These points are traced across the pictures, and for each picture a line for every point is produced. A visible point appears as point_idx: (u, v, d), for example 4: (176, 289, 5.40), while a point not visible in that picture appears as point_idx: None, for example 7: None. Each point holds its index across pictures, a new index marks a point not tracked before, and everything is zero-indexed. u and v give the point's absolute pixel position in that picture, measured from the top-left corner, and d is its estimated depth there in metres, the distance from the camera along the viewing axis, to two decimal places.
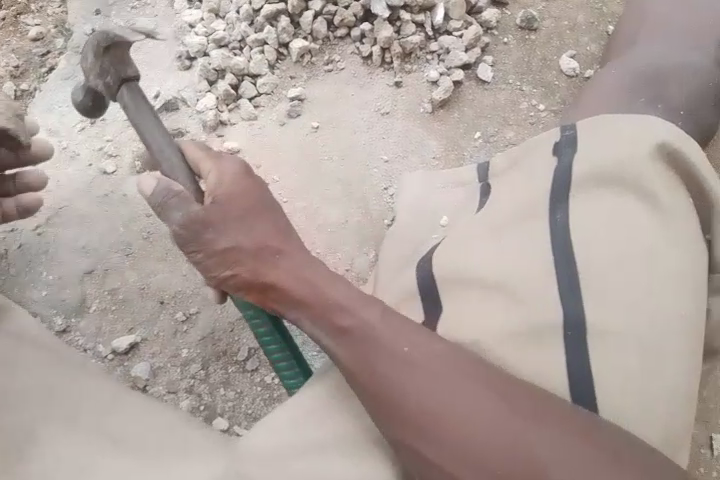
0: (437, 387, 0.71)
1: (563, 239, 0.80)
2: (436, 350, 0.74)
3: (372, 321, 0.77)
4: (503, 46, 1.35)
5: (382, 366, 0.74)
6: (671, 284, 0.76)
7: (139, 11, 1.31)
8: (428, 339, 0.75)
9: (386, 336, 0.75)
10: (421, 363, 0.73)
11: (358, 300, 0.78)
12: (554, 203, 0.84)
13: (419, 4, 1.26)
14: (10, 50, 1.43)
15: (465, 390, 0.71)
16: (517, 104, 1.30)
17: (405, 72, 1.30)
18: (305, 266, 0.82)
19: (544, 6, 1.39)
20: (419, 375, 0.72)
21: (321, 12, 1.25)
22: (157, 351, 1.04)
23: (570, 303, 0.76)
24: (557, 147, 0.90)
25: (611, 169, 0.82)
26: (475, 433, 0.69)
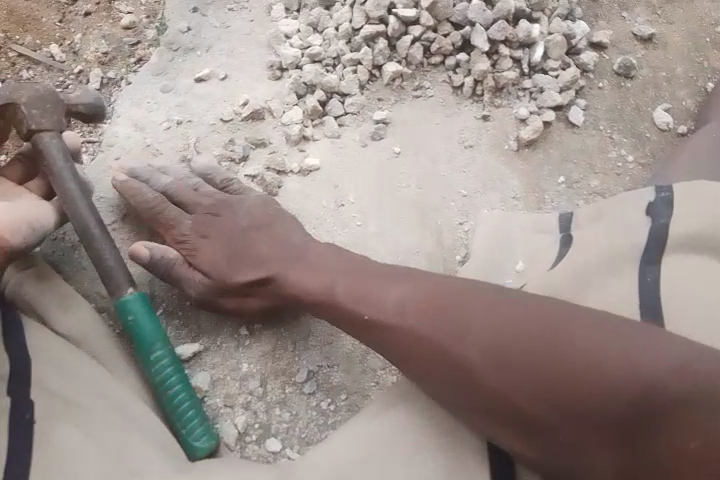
0: (424, 321, 0.88)
1: (650, 295, 0.88)
2: (407, 288, 0.92)
3: (355, 274, 0.97)
4: (597, 90, 1.31)
5: (378, 313, 0.92)
6: None
7: (236, 13, 1.32)
8: (397, 281, 0.94)
9: (372, 287, 0.95)
10: (404, 303, 0.91)
11: (327, 266, 0.99)
12: (643, 261, 0.92)
13: (519, 40, 1.25)
14: (102, 37, 1.46)
15: (441, 315, 0.87)
16: (605, 151, 1.26)
17: (494, 106, 1.27)
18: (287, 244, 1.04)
19: (643, 55, 1.37)
20: (405, 312, 0.90)
21: (419, 38, 1.24)
22: (218, 362, 1.04)
23: None
24: (650, 205, 0.98)
25: (705, 234, 0.90)
26: (468, 352, 0.85)
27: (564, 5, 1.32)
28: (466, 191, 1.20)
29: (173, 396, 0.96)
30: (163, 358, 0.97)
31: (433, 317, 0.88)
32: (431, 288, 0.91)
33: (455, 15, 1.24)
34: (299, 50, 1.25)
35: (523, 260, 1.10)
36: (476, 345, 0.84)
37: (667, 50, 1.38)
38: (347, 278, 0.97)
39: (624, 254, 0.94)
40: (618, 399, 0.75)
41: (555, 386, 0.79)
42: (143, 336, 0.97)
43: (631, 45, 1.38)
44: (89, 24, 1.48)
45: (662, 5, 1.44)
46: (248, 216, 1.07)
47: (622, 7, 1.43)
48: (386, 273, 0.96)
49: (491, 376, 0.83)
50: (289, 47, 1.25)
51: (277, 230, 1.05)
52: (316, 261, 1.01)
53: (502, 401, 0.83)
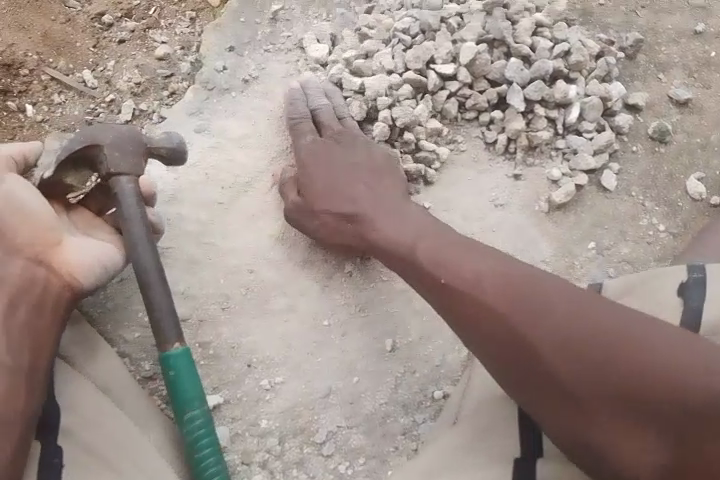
0: (502, 291, 0.87)
1: None
2: (489, 262, 0.91)
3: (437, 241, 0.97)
4: (631, 154, 1.30)
5: (450, 278, 0.91)
6: None
7: (272, 54, 1.33)
8: (480, 254, 0.92)
9: (453, 254, 0.93)
10: (481, 272, 0.89)
11: (416, 227, 1.01)
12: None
13: (555, 100, 1.23)
14: (135, 65, 1.45)
15: (522, 289, 0.86)
16: (637, 218, 1.25)
17: (526, 164, 1.26)
18: (385, 197, 1.08)
19: (679, 119, 1.36)
20: (484, 282, 0.88)
21: (455, 93, 1.24)
22: (238, 416, 1.04)
23: None
24: (682, 288, 0.98)
25: None
26: (539, 327, 0.83)
27: (602, 65, 1.29)
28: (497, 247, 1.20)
29: (204, 461, 0.93)
30: (196, 419, 0.94)
31: (512, 290, 0.86)
32: (514, 267, 0.89)
33: (493, 72, 1.23)
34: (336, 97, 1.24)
35: None
36: (551, 321, 0.83)
37: (702, 116, 1.37)
38: (428, 240, 0.97)
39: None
40: (673, 401, 0.76)
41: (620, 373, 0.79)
42: (181, 394, 0.94)
43: (667, 108, 1.37)
44: (123, 51, 1.48)
45: (699, 69, 1.43)
46: (356, 168, 1.12)
47: (659, 68, 1.42)
48: (468, 245, 0.94)
49: (554, 353, 0.82)
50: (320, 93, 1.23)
51: (377, 188, 1.09)
52: (401, 224, 1.02)
53: (556, 380, 0.82)
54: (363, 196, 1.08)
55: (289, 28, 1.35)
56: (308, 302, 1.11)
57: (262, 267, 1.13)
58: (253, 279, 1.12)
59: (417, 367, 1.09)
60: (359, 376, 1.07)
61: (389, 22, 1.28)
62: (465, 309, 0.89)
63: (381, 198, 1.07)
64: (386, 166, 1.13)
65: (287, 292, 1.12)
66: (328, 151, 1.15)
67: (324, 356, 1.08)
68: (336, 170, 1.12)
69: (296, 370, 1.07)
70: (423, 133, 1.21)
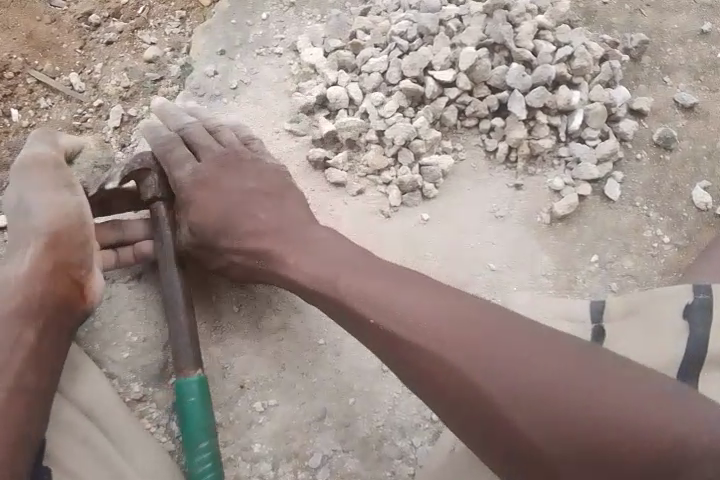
0: (455, 341, 0.77)
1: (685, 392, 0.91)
2: (440, 305, 0.81)
3: (371, 277, 0.87)
4: (635, 163, 1.26)
5: (403, 324, 0.81)
6: None
7: (264, 58, 1.28)
8: (429, 296, 0.82)
9: (399, 296, 0.83)
10: (431, 318, 0.80)
11: (347, 255, 0.93)
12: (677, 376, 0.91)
13: (558, 108, 1.19)
14: (123, 68, 1.41)
15: (478, 338, 0.76)
16: (641, 230, 1.21)
17: (527, 174, 1.22)
18: (303, 225, 0.99)
19: (684, 124, 1.32)
20: (437, 330, 0.78)
21: (454, 100, 1.20)
22: (230, 440, 1.01)
23: None
24: (687, 310, 0.95)
25: None
26: (484, 374, 0.74)
27: (606, 70, 1.25)
28: (494, 265, 1.16)
29: None
30: (205, 452, 0.94)
31: (469, 341, 0.76)
32: (466, 310, 0.79)
33: (493, 78, 1.18)
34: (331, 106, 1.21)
35: None
36: (514, 378, 0.73)
37: (708, 121, 1.33)
38: (357, 273, 0.89)
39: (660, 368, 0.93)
40: (648, 459, 0.67)
41: (590, 435, 0.69)
42: (195, 425, 0.94)
43: (672, 113, 1.33)
44: (111, 53, 1.43)
45: (705, 72, 1.39)
46: (250, 193, 1.01)
47: (665, 71, 1.37)
48: (412, 284, 0.84)
49: (521, 415, 0.72)
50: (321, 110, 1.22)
51: (279, 214, 1.00)
52: (317, 257, 0.94)
53: (528, 445, 0.72)
54: (268, 227, 0.99)
55: (282, 30, 1.31)
56: (301, 320, 1.08)
57: (254, 283, 1.09)
58: (246, 296, 1.09)
59: None
60: (355, 397, 1.04)
61: (386, 25, 1.24)
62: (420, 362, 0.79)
63: (286, 228, 0.99)
64: (282, 183, 1.04)
65: (280, 310, 1.08)
66: (219, 178, 1.01)
67: (318, 376, 1.05)
68: (237, 188, 1.01)
69: (289, 392, 1.04)
70: (421, 145, 1.17)
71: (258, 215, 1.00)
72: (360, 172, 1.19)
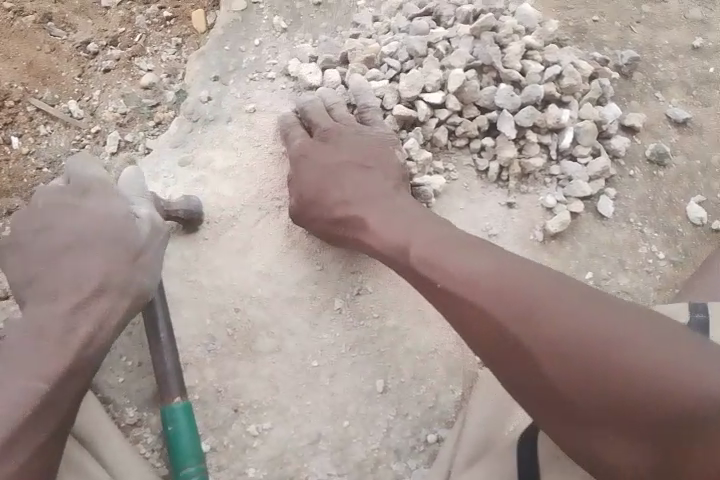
0: (501, 291, 0.82)
1: None
2: (494, 262, 0.86)
3: (427, 239, 0.92)
4: (628, 179, 1.26)
5: (451, 278, 0.87)
6: None
7: (256, 82, 1.29)
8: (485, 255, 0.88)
9: (450, 252, 0.89)
10: (481, 270, 0.85)
11: (413, 221, 0.97)
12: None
13: (548, 126, 1.19)
14: (120, 95, 1.43)
15: (524, 291, 0.82)
16: (635, 246, 1.21)
17: (520, 192, 1.22)
18: (381, 190, 1.05)
19: (677, 140, 1.32)
20: (487, 283, 0.84)
21: (445, 121, 1.20)
22: (224, 464, 1.01)
23: None
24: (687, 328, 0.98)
25: None
26: (534, 332, 0.80)
27: (596, 87, 1.25)
28: None
29: None
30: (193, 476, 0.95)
31: (514, 292, 0.82)
32: (517, 267, 0.84)
33: (482, 99, 1.19)
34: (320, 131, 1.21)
35: None
36: (552, 327, 0.79)
37: (702, 136, 1.33)
38: (418, 235, 0.94)
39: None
40: (676, 419, 0.73)
41: (612, 381, 0.76)
42: (181, 451, 0.95)
43: (666, 129, 1.33)
44: (108, 80, 1.45)
45: (697, 87, 1.39)
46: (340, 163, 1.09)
47: (657, 86, 1.37)
48: (468, 243, 0.90)
49: (553, 357, 0.79)
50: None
51: (361, 181, 1.06)
52: (386, 220, 0.99)
53: (560, 391, 0.79)
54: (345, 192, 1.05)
55: (275, 55, 1.33)
56: (295, 342, 1.08)
57: (248, 306, 1.10)
58: (240, 318, 1.09)
59: (409, 409, 1.06)
60: (350, 420, 1.04)
61: (376, 48, 1.24)
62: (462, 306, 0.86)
63: (365, 193, 1.04)
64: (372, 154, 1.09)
65: (274, 333, 1.08)
66: (308, 153, 1.11)
67: (313, 399, 1.05)
68: (328, 160, 1.10)
69: (283, 415, 1.04)
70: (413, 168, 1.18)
71: (341, 182, 1.07)
72: None
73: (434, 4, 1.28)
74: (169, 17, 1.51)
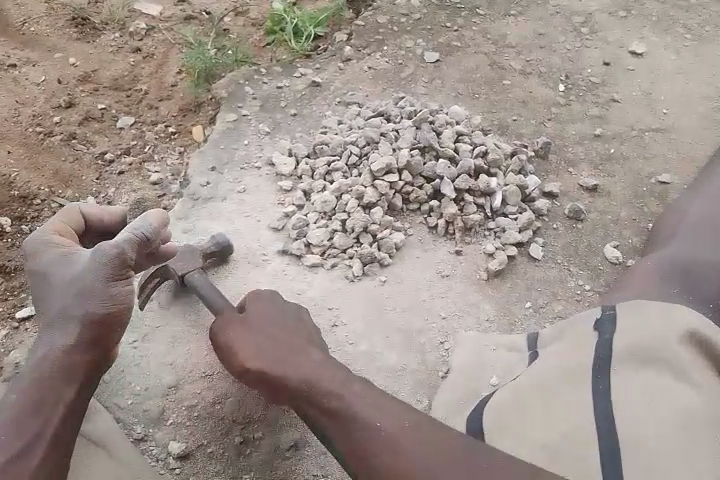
0: (395, 438, 0.90)
1: (605, 363, 1.00)
2: (420, 438, 0.90)
3: (318, 377, 1.01)
4: (552, 230, 1.55)
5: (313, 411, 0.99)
6: (675, 411, 0.91)
7: (247, 170, 1.60)
8: (383, 403, 0.96)
9: (346, 390, 0.98)
10: (353, 404, 0.96)
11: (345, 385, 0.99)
12: (596, 367, 1.00)
13: (480, 189, 1.49)
14: (133, 190, 1.72)
15: (428, 466, 0.87)
16: (565, 281, 1.47)
17: (465, 243, 1.49)
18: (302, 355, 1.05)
19: (590, 201, 1.63)
20: (400, 438, 0.90)
21: (399, 190, 1.49)
22: (221, 470, 1.15)
23: (601, 411, 0.93)
24: (597, 322, 1.08)
25: (645, 330, 1.01)
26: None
27: (515, 162, 1.59)
28: (445, 312, 1.39)
29: None
30: None
31: (416, 466, 0.88)
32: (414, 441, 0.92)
33: (426, 171, 1.50)
34: (295, 205, 1.50)
35: (497, 375, 1.25)
36: (406, 463, 0.88)
37: (610, 197, 1.64)
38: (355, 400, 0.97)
39: (581, 366, 1.01)
40: None
41: None
42: None
43: (580, 194, 1.64)
44: (122, 180, 1.74)
45: (602, 162, 1.73)
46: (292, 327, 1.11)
47: (569, 164, 1.71)
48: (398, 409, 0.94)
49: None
50: (290, 207, 1.49)
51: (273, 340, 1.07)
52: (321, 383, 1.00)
53: None
54: (246, 347, 1.06)
55: (261, 151, 1.66)
56: None
57: None
58: None
59: None
60: None
61: (340, 140, 1.57)
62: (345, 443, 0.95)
63: (271, 344, 1.06)
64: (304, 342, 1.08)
65: None
66: (271, 299, 1.15)
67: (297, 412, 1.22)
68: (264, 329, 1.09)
69: (272, 426, 1.19)
70: (377, 228, 1.44)
71: (261, 334, 1.08)
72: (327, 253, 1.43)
73: (384, 108, 1.65)
74: (174, 132, 1.84)
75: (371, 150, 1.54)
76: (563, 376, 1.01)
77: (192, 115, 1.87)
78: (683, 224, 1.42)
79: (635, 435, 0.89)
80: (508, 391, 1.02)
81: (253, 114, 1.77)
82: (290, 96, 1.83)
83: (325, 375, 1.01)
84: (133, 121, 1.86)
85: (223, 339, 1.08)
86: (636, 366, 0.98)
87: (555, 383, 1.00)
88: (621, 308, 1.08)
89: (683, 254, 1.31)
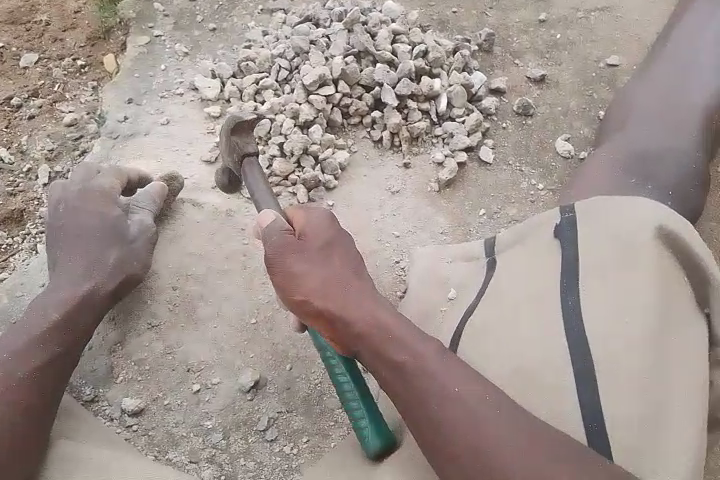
0: (474, 412, 0.83)
1: (571, 274, 0.99)
2: (501, 415, 0.82)
3: (392, 333, 0.89)
4: (502, 131, 1.48)
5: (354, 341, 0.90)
6: (643, 314, 0.91)
7: (168, 99, 1.47)
8: (462, 371, 0.86)
9: (422, 354, 0.88)
10: (431, 366, 0.87)
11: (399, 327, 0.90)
12: (562, 279, 0.99)
13: (424, 94, 1.40)
14: (47, 135, 1.54)
15: (505, 441, 0.80)
16: (517, 183, 1.42)
17: (413, 154, 1.41)
18: (358, 292, 0.92)
19: (539, 94, 1.54)
20: (479, 411, 0.83)
21: (338, 104, 1.39)
22: (181, 420, 1.10)
23: (571, 320, 0.93)
24: (557, 230, 1.06)
25: (613, 237, 0.99)
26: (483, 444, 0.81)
27: (458, 59, 1.47)
28: (397, 230, 1.33)
29: None
30: None
31: (483, 434, 0.82)
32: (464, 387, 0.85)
33: (364, 78, 1.39)
34: None
35: (454, 287, 1.16)
36: (467, 425, 0.82)
37: (559, 88, 1.56)
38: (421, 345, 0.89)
39: (548, 280, 1.00)
40: None
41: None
42: None
43: (527, 87, 1.55)
44: (33, 125, 1.56)
45: (548, 51, 1.63)
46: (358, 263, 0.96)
47: (515, 56, 1.60)
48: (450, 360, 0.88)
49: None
50: None
51: (314, 264, 0.93)
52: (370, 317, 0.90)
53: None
54: (311, 285, 0.91)
55: (181, 76, 1.51)
56: (230, 305, 1.20)
57: (185, 284, 1.22)
58: (178, 295, 1.21)
59: None
60: (292, 363, 1.16)
61: (266, 54, 1.43)
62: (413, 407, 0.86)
63: (337, 288, 0.92)
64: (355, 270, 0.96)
65: (211, 301, 1.21)
66: (340, 230, 0.97)
67: (255, 351, 1.17)
68: (310, 258, 0.93)
69: (230, 369, 1.15)
70: (318, 149, 1.34)
71: (326, 275, 0.92)
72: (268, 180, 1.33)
73: (311, 12, 1.50)
74: (84, 65, 1.65)
75: (302, 62, 1.41)
76: (531, 291, 1.00)
77: (100, 43, 1.67)
78: (635, 106, 1.36)
79: (604, 347, 0.89)
80: (480, 322, 1.01)
81: (167, 34, 1.60)
82: (206, 9, 1.65)
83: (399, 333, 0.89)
84: (38, 58, 1.65)
85: (277, 267, 0.92)
86: (601, 279, 0.96)
87: (523, 298, 1.00)
88: (580, 211, 1.05)
89: (638, 144, 1.25)
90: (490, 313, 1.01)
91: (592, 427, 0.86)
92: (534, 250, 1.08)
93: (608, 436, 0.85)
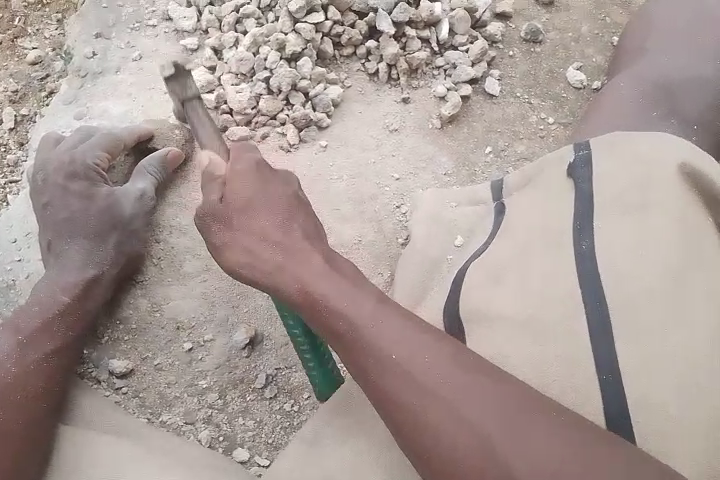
0: (420, 373, 0.75)
1: (586, 214, 0.88)
2: (454, 373, 0.74)
3: (319, 289, 0.82)
4: (508, 60, 1.36)
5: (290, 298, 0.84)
6: (666, 257, 0.81)
7: (140, 32, 1.33)
8: (400, 321, 0.79)
9: (357, 310, 0.80)
10: (356, 317, 0.79)
11: (323, 280, 0.83)
12: (575, 221, 0.88)
13: (423, 19, 1.27)
14: (9, 75, 1.34)
15: (455, 392, 0.73)
16: (526, 117, 1.31)
17: (412, 88, 1.30)
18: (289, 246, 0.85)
19: (548, 18, 1.41)
20: (424, 369, 0.75)
21: (329, 33, 1.26)
22: (173, 381, 1.04)
23: (585, 265, 0.83)
24: (570, 167, 0.96)
25: (634, 176, 0.89)
26: (429, 394, 0.74)
27: None
28: (396, 172, 1.23)
29: None
30: None
31: (420, 385, 0.74)
32: (400, 333, 0.78)
33: (356, 3, 1.25)
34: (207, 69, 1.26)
35: (463, 234, 1.07)
36: (405, 380, 0.75)
37: (569, 10, 1.42)
38: (339, 296, 0.81)
39: (560, 223, 0.90)
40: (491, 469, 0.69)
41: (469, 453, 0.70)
42: None
43: (535, 11, 1.42)
44: None
45: None
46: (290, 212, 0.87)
47: None
48: (374, 305, 0.80)
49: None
50: (201, 69, 1.25)
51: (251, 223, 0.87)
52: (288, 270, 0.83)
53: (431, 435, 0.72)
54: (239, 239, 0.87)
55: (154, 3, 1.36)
56: (220, 257, 1.12)
57: (169, 236, 1.13)
58: (163, 249, 1.13)
59: None
60: None
61: None
62: (359, 373, 0.78)
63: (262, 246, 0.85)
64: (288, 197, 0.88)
65: (200, 254, 1.12)
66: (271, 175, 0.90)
67: (249, 305, 1.09)
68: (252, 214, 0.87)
69: (223, 326, 1.07)
70: (308, 84, 1.22)
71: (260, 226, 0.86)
72: (255, 119, 1.22)
73: None
74: None
75: None
76: (543, 236, 0.90)
77: None
78: (653, 30, 1.24)
79: (620, 292, 0.79)
80: (483, 266, 0.92)
81: None
82: None
83: (323, 289, 0.82)
84: None
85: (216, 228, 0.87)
86: (619, 211, 0.87)
87: (534, 242, 0.90)
88: (596, 147, 0.96)
89: (660, 71, 1.15)
90: (497, 259, 0.91)
91: (609, 383, 0.75)
92: (544, 193, 0.99)
93: (622, 382, 0.74)
